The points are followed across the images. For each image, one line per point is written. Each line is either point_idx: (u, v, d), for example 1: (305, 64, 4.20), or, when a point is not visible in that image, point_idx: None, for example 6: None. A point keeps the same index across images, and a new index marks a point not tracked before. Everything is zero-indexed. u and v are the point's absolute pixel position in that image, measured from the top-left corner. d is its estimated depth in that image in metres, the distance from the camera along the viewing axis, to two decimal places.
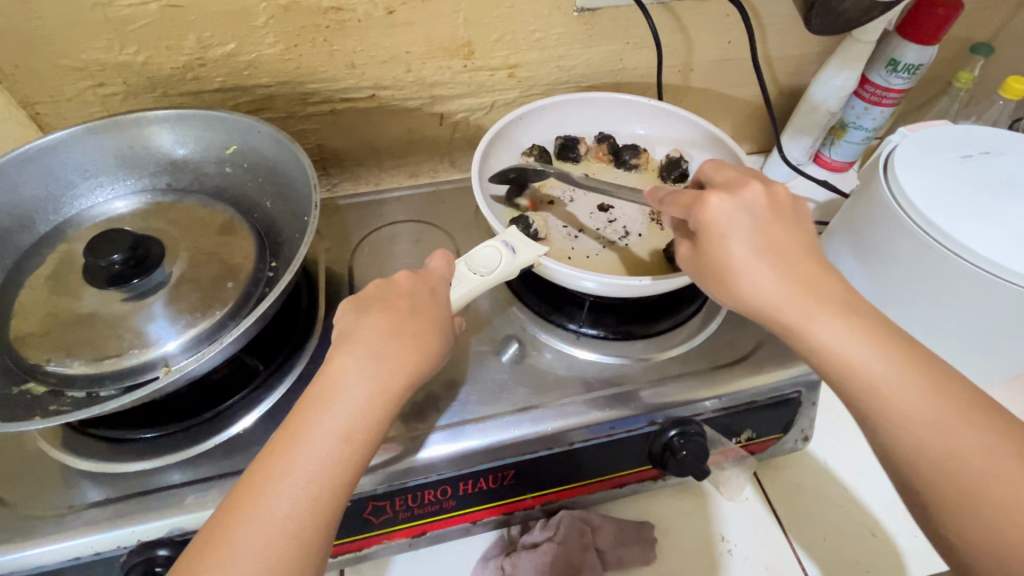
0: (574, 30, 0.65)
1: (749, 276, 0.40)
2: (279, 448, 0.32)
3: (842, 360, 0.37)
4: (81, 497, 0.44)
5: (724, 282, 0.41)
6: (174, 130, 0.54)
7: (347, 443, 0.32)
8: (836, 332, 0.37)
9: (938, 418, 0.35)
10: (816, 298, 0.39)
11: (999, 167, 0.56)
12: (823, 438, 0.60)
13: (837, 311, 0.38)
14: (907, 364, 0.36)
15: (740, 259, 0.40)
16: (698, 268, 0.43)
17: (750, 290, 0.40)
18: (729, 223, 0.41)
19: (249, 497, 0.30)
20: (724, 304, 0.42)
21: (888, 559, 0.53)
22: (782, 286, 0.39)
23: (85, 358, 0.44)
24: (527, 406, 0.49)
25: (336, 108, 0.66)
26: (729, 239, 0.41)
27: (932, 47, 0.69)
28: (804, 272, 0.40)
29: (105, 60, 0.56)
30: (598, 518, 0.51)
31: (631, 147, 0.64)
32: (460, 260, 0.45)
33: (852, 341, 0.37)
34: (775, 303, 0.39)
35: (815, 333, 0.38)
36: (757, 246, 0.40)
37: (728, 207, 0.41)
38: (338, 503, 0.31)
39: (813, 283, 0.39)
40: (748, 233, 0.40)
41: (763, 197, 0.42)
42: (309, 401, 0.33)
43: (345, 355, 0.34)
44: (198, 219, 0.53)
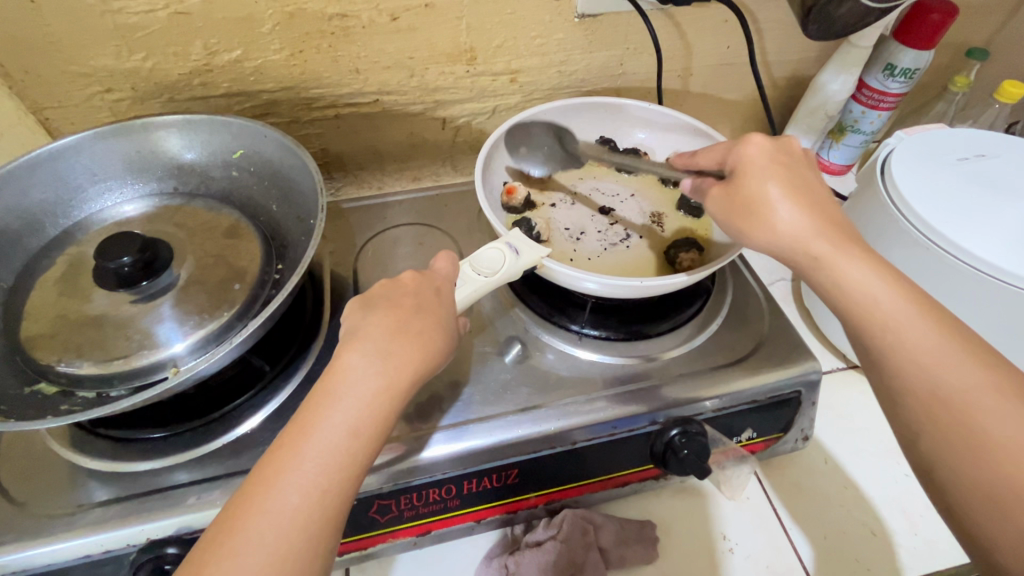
0: (575, 36, 0.66)
1: (780, 206, 0.42)
2: (290, 441, 0.32)
3: (867, 296, 0.39)
4: (89, 496, 0.45)
5: (753, 210, 0.43)
6: (182, 135, 0.55)
7: (356, 436, 0.33)
8: (862, 274, 0.39)
9: (958, 373, 0.35)
10: (839, 235, 0.41)
11: (995, 169, 0.57)
12: (823, 438, 0.61)
13: (860, 251, 0.41)
14: (932, 314, 0.38)
15: (775, 191, 0.43)
16: (728, 204, 0.45)
17: (778, 220, 0.42)
18: (765, 162, 0.44)
19: (258, 490, 0.31)
20: (746, 237, 0.44)
21: (888, 557, 0.53)
22: (809, 220, 0.42)
23: (94, 358, 0.44)
24: (529, 406, 0.50)
25: (340, 112, 0.67)
26: (765, 176, 0.44)
27: (928, 52, 0.70)
28: (829, 212, 0.43)
29: (113, 66, 0.57)
30: (601, 517, 0.52)
31: (631, 152, 0.64)
32: (465, 262, 0.45)
33: (877, 282, 0.39)
34: (802, 232, 0.42)
35: (839, 264, 0.40)
36: (790, 184, 0.43)
37: (766, 150, 0.45)
38: (347, 496, 0.32)
39: (835, 224, 0.42)
40: (782, 174, 0.44)
41: (799, 150, 0.46)
42: (318, 396, 0.34)
43: (353, 352, 0.35)
44: (205, 222, 0.54)
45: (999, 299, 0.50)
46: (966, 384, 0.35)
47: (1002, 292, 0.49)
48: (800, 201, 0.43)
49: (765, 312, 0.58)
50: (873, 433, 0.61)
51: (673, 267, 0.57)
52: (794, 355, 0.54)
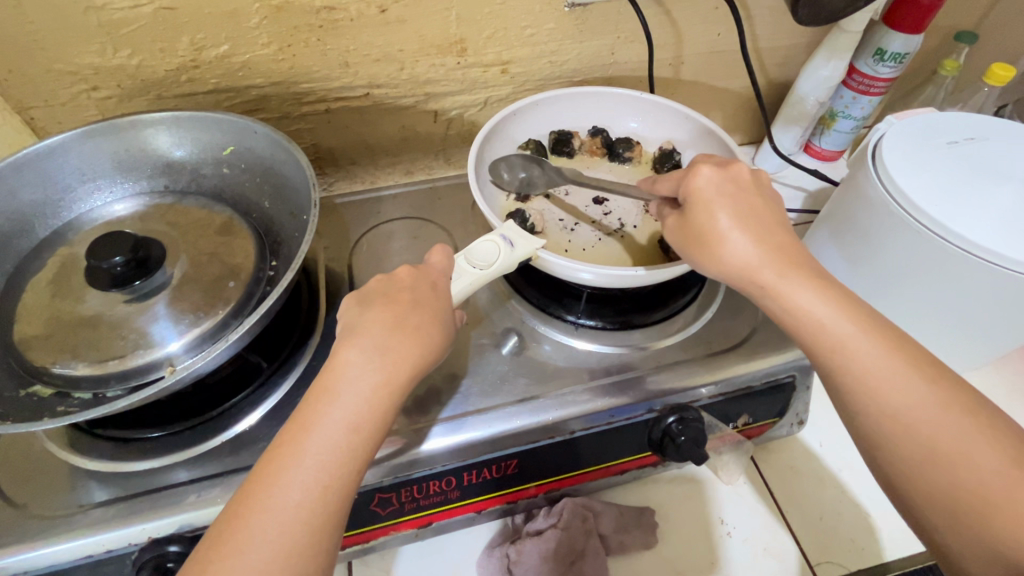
0: (565, 25, 0.66)
1: (731, 241, 0.43)
2: (290, 438, 0.32)
3: (816, 327, 0.39)
4: (90, 497, 0.45)
5: (706, 245, 0.44)
6: (170, 132, 0.54)
7: (355, 432, 0.33)
8: (813, 303, 0.40)
9: (902, 384, 0.37)
10: (788, 264, 0.42)
11: (982, 151, 0.57)
12: (817, 421, 0.62)
13: (814, 282, 0.41)
14: (878, 332, 0.38)
15: (723, 224, 0.43)
16: (682, 236, 0.46)
17: (730, 254, 0.43)
18: (715, 193, 0.44)
19: (260, 488, 0.31)
20: (702, 270, 0.45)
21: (881, 537, 0.54)
22: (760, 253, 0.42)
23: (88, 359, 0.44)
24: (527, 397, 0.50)
25: (331, 107, 0.67)
26: (714, 207, 0.44)
27: (918, 35, 0.70)
28: (783, 244, 0.43)
29: (99, 64, 0.56)
30: (600, 505, 0.52)
31: (624, 140, 0.65)
32: (460, 254, 0.44)
33: (821, 306, 0.40)
34: (752, 265, 0.42)
35: (789, 294, 0.40)
36: (738, 214, 0.43)
37: (714, 180, 0.45)
38: (350, 490, 0.32)
39: (789, 255, 0.42)
40: (732, 204, 0.44)
41: (746, 175, 0.46)
42: (316, 393, 0.34)
43: (352, 348, 0.35)
44: (198, 220, 0.53)
45: (992, 279, 0.51)
46: (911, 388, 0.36)
47: (994, 272, 0.50)
48: (752, 234, 0.43)
49: (758, 298, 0.59)
50: None
51: (667, 255, 0.57)
52: (788, 340, 0.55)
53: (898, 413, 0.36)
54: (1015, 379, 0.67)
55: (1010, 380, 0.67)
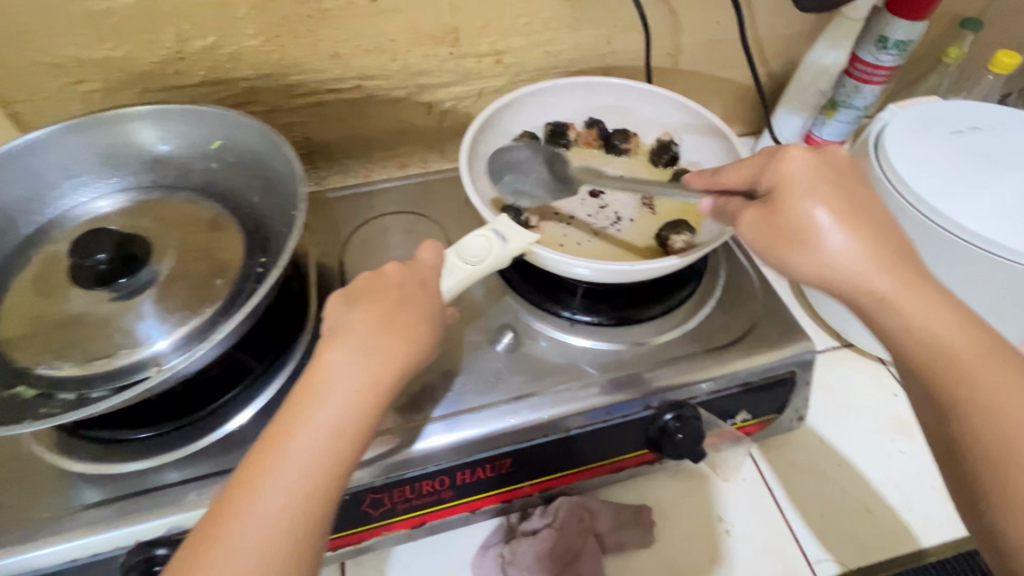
0: (560, 14, 0.64)
1: (831, 237, 0.37)
2: (271, 442, 0.31)
3: (929, 338, 0.35)
4: (78, 499, 0.44)
5: (802, 240, 0.38)
6: (156, 126, 0.53)
7: (340, 436, 0.32)
8: (926, 309, 0.35)
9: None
10: (905, 270, 0.36)
11: (986, 142, 0.56)
12: (819, 417, 0.61)
13: (925, 285, 0.36)
14: (1007, 358, 0.34)
15: (825, 218, 0.38)
16: (769, 229, 0.40)
17: (831, 251, 0.37)
18: (810, 180, 0.39)
19: (240, 493, 0.30)
20: (791, 270, 0.39)
21: (883, 533, 0.53)
22: (867, 251, 0.37)
23: (77, 359, 0.44)
24: (522, 394, 0.49)
25: (323, 99, 0.65)
26: (813, 198, 0.38)
27: (921, 23, 0.68)
28: (889, 240, 0.38)
29: (83, 56, 0.55)
30: (596, 504, 0.51)
31: (621, 132, 0.63)
32: (450, 250, 0.43)
33: (944, 323, 0.35)
34: (863, 269, 0.37)
35: (905, 307, 0.35)
36: (841, 207, 0.38)
37: (811, 166, 0.40)
38: (333, 496, 0.31)
39: (897, 253, 0.37)
40: (830, 194, 0.39)
41: (842, 163, 0.41)
42: (300, 395, 0.32)
43: (336, 349, 0.34)
44: (185, 216, 0.52)
45: (996, 273, 0.50)
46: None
47: (999, 265, 0.49)
48: (856, 229, 0.38)
49: (758, 292, 0.58)
50: (869, 410, 0.61)
51: (664, 249, 0.56)
52: (788, 335, 0.54)
53: (1008, 440, 0.31)
54: None
55: None
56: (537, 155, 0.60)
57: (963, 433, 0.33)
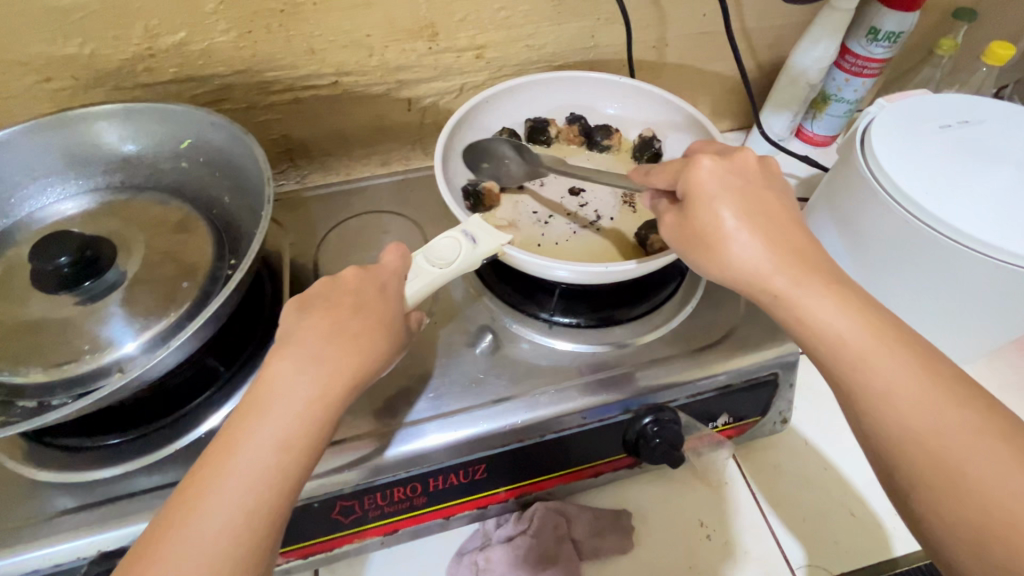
0: (541, 7, 0.63)
1: (736, 241, 0.40)
2: (213, 459, 0.30)
3: (830, 334, 0.37)
4: (45, 507, 0.44)
5: (709, 247, 0.41)
6: (123, 125, 0.52)
7: (285, 452, 0.31)
8: (827, 308, 0.37)
9: (922, 399, 0.33)
10: (803, 268, 0.39)
11: (975, 136, 0.54)
12: (804, 418, 0.59)
13: (827, 285, 0.38)
14: (899, 343, 0.35)
15: (729, 223, 0.40)
16: (682, 235, 0.43)
17: (734, 255, 0.40)
18: (717, 187, 0.41)
19: (177, 516, 0.29)
20: (704, 273, 0.42)
21: (866, 539, 0.52)
22: (768, 254, 0.39)
23: (43, 365, 0.43)
24: (496, 399, 0.48)
25: (299, 96, 0.64)
26: (718, 204, 0.41)
27: (913, 14, 0.67)
28: (792, 243, 0.40)
29: (50, 54, 0.53)
30: (574, 509, 0.51)
31: (603, 127, 0.62)
32: (418, 253, 0.42)
33: (839, 314, 0.37)
34: (763, 270, 0.39)
35: (804, 302, 0.38)
36: (745, 211, 0.41)
37: (718, 173, 0.42)
38: (277, 516, 0.30)
39: (800, 254, 0.39)
40: (736, 199, 0.41)
41: (752, 167, 0.43)
42: (244, 410, 0.32)
43: (283, 360, 0.33)
44: (152, 217, 0.51)
45: (985, 271, 0.48)
46: (930, 401, 0.33)
47: (987, 264, 0.48)
48: (758, 233, 0.40)
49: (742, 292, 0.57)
50: None
51: (644, 248, 0.55)
52: (771, 336, 0.52)
53: (928, 441, 0.33)
54: (1007, 374, 0.65)
55: (1002, 375, 0.65)
56: (507, 141, 0.59)
57: (891, 438, 0.34)
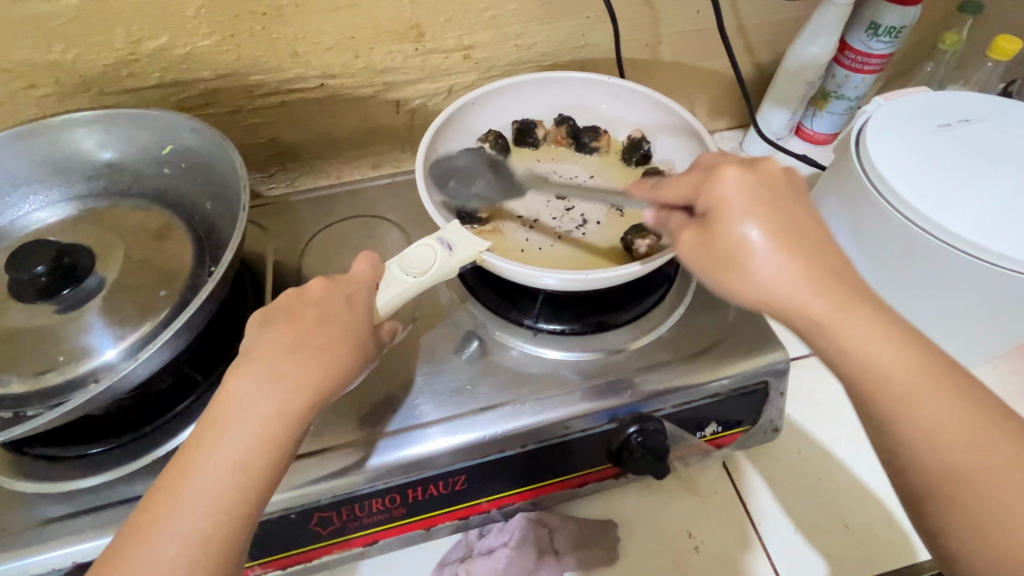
0: (530, 6, 0.61)
1: (769, 265, 0.34)
2: (169, 483, 0.30)
3: (872, 364, 0.33)
4: (24, 517, 0.43)
5: (739, 270, 0.35)
6: (103, 132, 0.52)
7: (243, 472, 0.31)
8: (869, 335, 0.33)
9: (965, 440, 0.32)
10: (845, 293, 0.34)
11: (976, 135, 0.53)
12: (797, 426, 0.58)
13: (867, 311, 0.34)
14: (940, 376, 0.33)
15: (757, 240, 0.35)
16: (704, 255, 0.37)
17: (767, 280, 0.34)
18: (744, 202, 0.36)
19: (133, 540, 0.29)
20: (731, 298, 0.36)
21: (860, 552, 0.51)
22: (806, 278, 0.34)
23: (21, 375, 0.42)
24: (477, 408, 0.47)
25: (285, 99, 0.63)
26: (749, 220, 0.35)
27: (914, 8, 0.65)
28: (831, 265, 0.35)
29: (31, 60, 0.53)
30: (557, 520, 0.50)
31: (591, 129, 0.61)
32: (392, 261, 0.42)
33: (881, 346, 0.33)
34: (800, 298, 0.34)
35: (846, 333, 0.33)
36: (778, 227, 0.35)
37: (744, 183, 0.36)
38: (236, 536, 0.30)
39: (839, 275, 0.35)
40: (767, 215, 0.35)
41: (779, 174, 0.38)
42: (201, 431, 0.32)
43: (241, 377, 0.33)
44: (133, 224, 0.51)
45: (984, 276, 0.47)
46: (973, 440, 0.32)
47: (987, 270, 0.46)
48: (795, 254, 0.34)
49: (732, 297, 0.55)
50: (852, 420, 0.59)
51: (629, 253, 0.54)
52: (762, 343, 0.51)
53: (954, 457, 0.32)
54: (1011, 381, 0.63)
55: (1005, 382, 0.63)
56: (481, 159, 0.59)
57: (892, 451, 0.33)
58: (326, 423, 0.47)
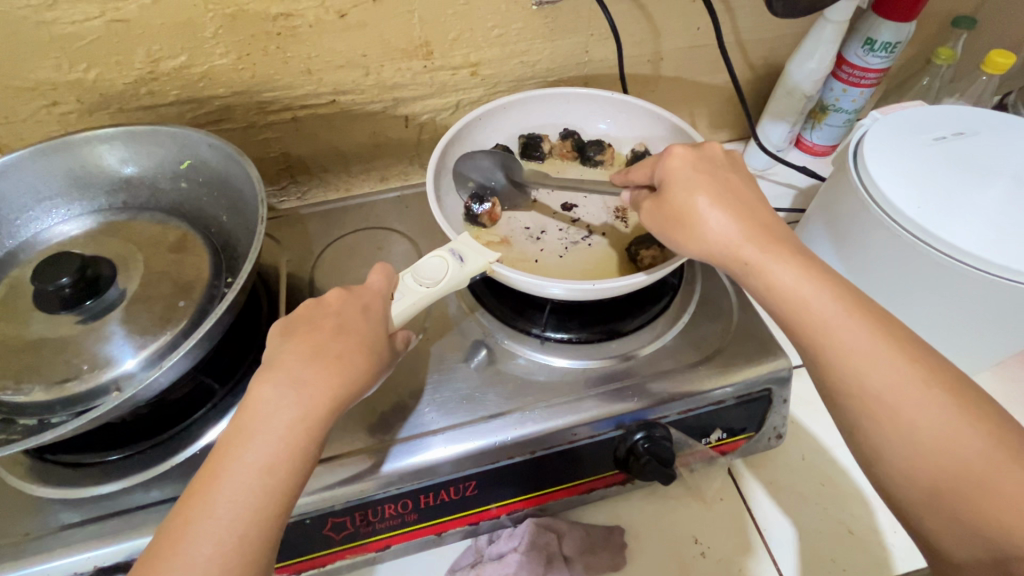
0: (535, 24, 0.63)
1: (709, 218, 0.41)
2: (200, 488, 0.31)
3: (800, 301, 0.37)
4: (46, 522, 0.44)
5: (685, 227, 0.42)
6: (124, 148, 0.53)
7: (270, 475, 0.32)
8: (794, 276, 0.38)
9: (922, 391, 0.33)
10: (771, 240, 0.40)
11: (972, 149, 0.54)
12: (799, 432, 0.59)
13: (797, 259, 0.39)
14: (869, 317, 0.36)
15: (701, 202, 0.41)
16: (658, 218, 0.44)
17: (709, 231, 0.41)
18: (689, 172, 0.43)
19: (169, 543, 0.30)
20: (684, 253, 0.43)
21: (864, 558, 0.51)
22: (740, 228, 0.40)
23: (44, 383, 0.43)
24: (490, 415, 0.48)
25: (297, 115, 0.65)
26: (692, 187, 0.42)
27: (909, 23, 0.67)
28: (761, 219, 0.41)
29: (55, 79, 0.55)
30: (565, 525, 0.51)
31: (595, 143, 0.63)
32: (406, 273, 0.44)
33: (802, 283, 0.38)
34: (735, 244, 0.40)
35: (771, 270, 0.39)
36: (717, 193, 0.42)
37: (688, 158, 0.44)
38: (267, 538, 0.31)
39: (767, 227, 0.41)
40: (708, 182, 0.42)
41: (720, 155, 0.45)
42: (228, 437, 0.33)
43: (265, 384, 0.34)
44: (152, 237, 0.53)
45: (982, 288, 0.48)
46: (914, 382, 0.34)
47: (985, 281, 0.47)
48: (729, 209, 0.41)
49: (734, 307, 0.57)
50: None
51: (634, 264, 0.55)
52: (764, 351, 0.52)
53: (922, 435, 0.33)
54: (1008, 389, 0.64)
55: (1003, 390, 0.64)
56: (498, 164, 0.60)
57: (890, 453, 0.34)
58: (338, 430, 0.48)
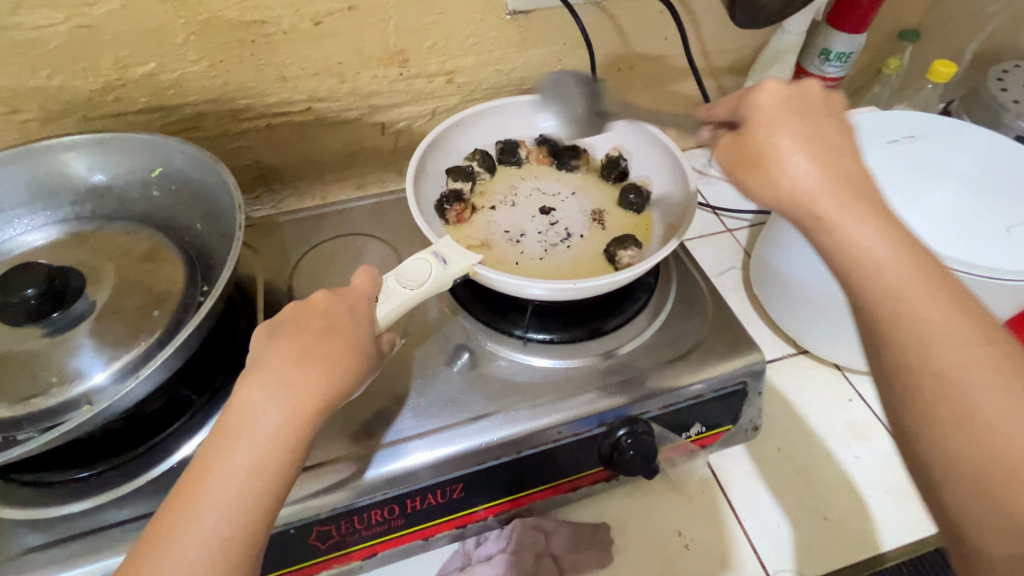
0: (509, 34, 0.65)
1: (791, 160, 0.35)
2: (184, 492, 0.30)
3: (870, 266, 0.32)
4: (14, 543, 0.42)
5: (761, 166, 0.37)
6: (91, 155, 0.52)
7: (257, 476, 0.31)
8: (873, 237, 0.32)
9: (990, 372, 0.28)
10: (857, 196, 0.34)
11: (918, 155, 0.58)
12: (774, 424, 0.61)
13: (879, 220, 0.33)
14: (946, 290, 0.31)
15: (787, 143, 0.36)
16: (733, 156, 0.39)
17: (787, 173, 0.35)
18: (777, 111, 0.37)
19: (152, 549, 0.29)
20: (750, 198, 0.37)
21: (838, 542, 0.54)
22: (825, 176, 0.34)
23: (9, 400, 0.42)
24: (476, 416, 0.49)
25: (271, 122, 0.65)
26: (779, 126, 0.36)
27: (861, 35, 0.71)
28: (852, 173, 0.35)
29: (16, 87, 0.53)
30: (553, 524, 0.51)
31: (571, 149, 0.65)
32: (389, 275, 0.44)
33: (885, 243, 0.32)
34: (811, 189, 0.34)
35: (847, 226, 0.33)
36: (807, 135, 0.36)
37: (779, 95, 0.38)
38: (255, 541, 0.31)
39: (857, 181, 0.34)
40: (801, 123, 0.37)
41: (818, 97, 0.39)
42: (214, 439, 0.32)
43: (252, 385, 0.34)
44: (122, 247, 0.51)
45: None
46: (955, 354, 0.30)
47: None
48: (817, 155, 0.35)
49: (709, 304, 0.59)
50: (822, 417, 0.62)
51: (613, 264, 0.57)
52: (738, 346, 0.54)
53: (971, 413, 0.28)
54: None
55: None
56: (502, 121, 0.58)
57: None
58: (322, 437, 0.47)
